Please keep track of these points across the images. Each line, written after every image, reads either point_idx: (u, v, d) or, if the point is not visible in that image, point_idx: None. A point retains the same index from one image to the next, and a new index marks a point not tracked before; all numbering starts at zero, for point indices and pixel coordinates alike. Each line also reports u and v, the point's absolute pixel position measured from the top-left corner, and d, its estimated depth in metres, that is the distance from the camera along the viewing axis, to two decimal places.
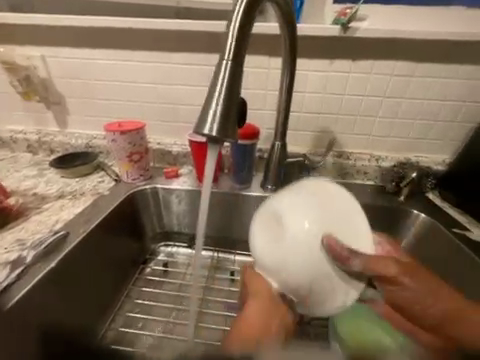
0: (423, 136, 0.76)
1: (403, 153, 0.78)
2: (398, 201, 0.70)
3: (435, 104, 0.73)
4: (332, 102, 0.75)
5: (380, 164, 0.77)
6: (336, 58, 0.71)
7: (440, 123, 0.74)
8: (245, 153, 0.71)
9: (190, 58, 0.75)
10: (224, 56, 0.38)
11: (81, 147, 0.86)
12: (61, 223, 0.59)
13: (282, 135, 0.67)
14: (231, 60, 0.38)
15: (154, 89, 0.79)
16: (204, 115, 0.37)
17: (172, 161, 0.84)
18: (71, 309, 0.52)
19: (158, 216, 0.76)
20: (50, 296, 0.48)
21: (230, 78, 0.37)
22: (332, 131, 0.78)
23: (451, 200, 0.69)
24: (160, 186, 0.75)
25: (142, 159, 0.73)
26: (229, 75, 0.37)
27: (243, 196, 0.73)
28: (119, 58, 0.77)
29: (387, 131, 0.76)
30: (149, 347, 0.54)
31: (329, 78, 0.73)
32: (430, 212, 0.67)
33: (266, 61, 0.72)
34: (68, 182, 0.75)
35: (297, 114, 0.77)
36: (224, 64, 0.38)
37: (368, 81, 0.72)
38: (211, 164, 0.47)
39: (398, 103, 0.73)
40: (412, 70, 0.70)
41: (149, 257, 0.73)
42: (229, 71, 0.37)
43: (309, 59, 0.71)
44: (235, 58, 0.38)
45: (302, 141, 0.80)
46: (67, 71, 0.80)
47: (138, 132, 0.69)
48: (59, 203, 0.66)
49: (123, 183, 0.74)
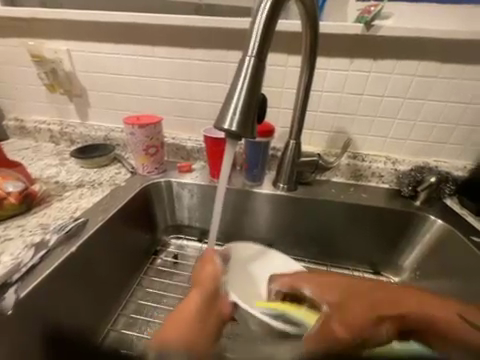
0: (444, 141, 0.73)
1: (422, 157, 0.76)
2: (414, 206, 0.68)
3: (459, 107, 0.70)
4: (350, 102, 0.73)
5: (396, 168, 0.75)
6: (356, 57, 0.69)
7: (465, 127, 0.71)
8: (259, 152, 0.71)
9: (208, 55, 0.76)
10: (246, 52, 0.38)
11: (100, 139, 0.89)
12: (81, 210, 0.62)
13: (297, 134, 0.66)
14: (254, 57, 0.38)
15: (171, 84, 0.81)
16: (223, 111, 0.38)
17: (186, 156, 0.85)
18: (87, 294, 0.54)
19: (171, 209, 0.78)
20: (69, 279, 0.51)
21: (252, 74, 0.38)
22: (348, 132, 0.76)
23: (471, 208, 0.66)
24: (173, 180, 0.77)
25: (158, 152, 0.75)
26: (250, 72, 0.38)
27: (254, 193, 0.74)
28: (140, 53, 0.79)
29: (405, 134, 0.74)
30: None
31: (348, 78, 0.71)
32: (447, 219, 0.65)
33: (284, 59, 0.71)
34: (87, 172, 0.78)
35: (313, 113, 0.76)
36: (246, 60, 0.38)
37: (388, 82, 0.70)
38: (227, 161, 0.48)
39: (419, 105, 0.71)
40: (437, 72, 0.67)
41: (160, 248, 0.75)
42: (250, 68, 0.38)
43: (327, 58, 0.70)
44: (258, 54, 0.38)
45: (317, 141, 0.79)
46: (90, 65, 0.83)
47: (155, 126, 0.71)
48: (78, 192, 0.69)
49: (139, 175, 0.77)
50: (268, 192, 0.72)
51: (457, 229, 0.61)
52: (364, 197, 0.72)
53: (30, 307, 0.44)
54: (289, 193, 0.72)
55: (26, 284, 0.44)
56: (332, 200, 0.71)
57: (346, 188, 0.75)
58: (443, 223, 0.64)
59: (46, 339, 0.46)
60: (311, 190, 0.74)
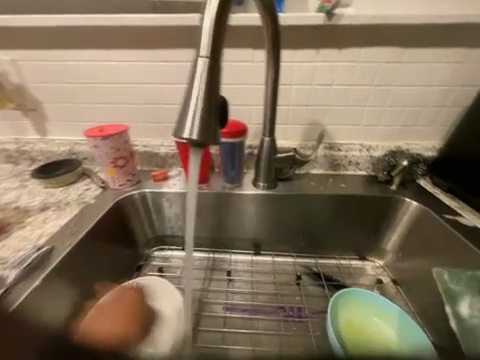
0: (413, 123, 0.75)
1: (394, 141, 0.78)
2: (391, 190, 0.70)
3: (423, 90, 0.72)
4: (320, 93, 0.73)
5: (371, 154, 0.76)
6: (321, 47, 0.69)
7: (431, 108, 0.74)
8: (234, 152, 0.69)
9: (171, 55, 0.72)
10: (200, 53, 0.36)
11: (64, 154, 0.82)
12: (46, 237, 0.57)
13: (270, 131, 0.65)
14: (207, 58, 0.35)
15: (135, 89, 0.76)
16: (181, 119, 0.36)
17: (160, 164, 0.81)
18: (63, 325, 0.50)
19: (149, 220, 0.74)
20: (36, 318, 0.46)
21: (208, 77, 0.35)
22: (322, 123, 0.76)
23: (442, 186, 0.69)
24: (148, 190, 0.73)
25: (128, 163, 0.71)
26: (205, 75, 0.35)
27: (234, 194, 0.72)
28: (96, 58, 0.73)
29: (376, 120, 0.75)
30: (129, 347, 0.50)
31: (315, 69, 0.71)
32: (422, 199, 0.67)
33: (250, 54, 0.69)
34: (52, 192, 0.72)
35: (285, 107, 0.75)
36: (200, 61, 0.36)
37: (355, 70, 0.70)
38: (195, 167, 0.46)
39: (386, 91, 0.72)
40: (400, 57, 0.69)
41: (143, 263, 0.70)
42: (206, 70, 0.35)
43: (293, 50, 0.69)
44: (211, 55, 0.36)
45: (292, 135, 0.78)
46: (41, 75, 0.76)
47: (120, 135, 0.67)
48: (43, 216, 0.63)
49: (111, 189, 0.72)
50: (249, 192, 0.71)
51: (431, 208, 0.64)
52: (343, 186, 0.73)
53: None
54: (270, 191, 0.71)
55: None
56: (313, 192, 0.71)
57: (325, 179, 0.76)
58: (419, 204, 0.66)
59: None
60: (291, 185, 0.73)
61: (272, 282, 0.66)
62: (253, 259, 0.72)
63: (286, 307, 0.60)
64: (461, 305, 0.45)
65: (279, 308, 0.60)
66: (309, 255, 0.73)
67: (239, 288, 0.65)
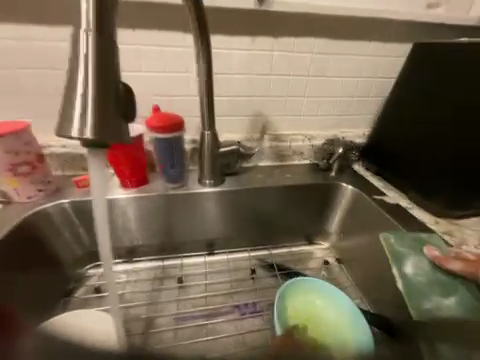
0: (346, 112, 0.81)
1: (331, 130, 0.82)
2: (331, 177, 0.74)
3: (351, 81, 0.77)
4: (260, 83, 0.71)
5: (312, 143, 0.79)
6: (257, 35, 0.66)
7: (359, 98, 0.80)
8: (172, 149, 0.62)
9: None
10: (82, 31, 0.30)
11: None
12: None
13: (209, 124, 0.60)
14: (94, 37, 0.30)
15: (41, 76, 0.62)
16: (67, 112, 0.30)
17: (86, 167, 0.68)
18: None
19: (76, 235, 0.61)
20: None
21: (96, 62, 0.30)
22: (264, 113, 0.75)
23: (372, 169, 0.76)
24: (68, 201, 0.60)
25: (38, 169, 0.57)
26: (93, 59, 0.30)
27: (177, 195, 0.65)
28: None
29: (314, 110, 0.78)
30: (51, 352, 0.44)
31: (253, 57, 0.68)
32: (356, 183, 0.72)
33: (181, 39, 0.62)
34: None
35: (226, 98, 0.71)
36: (85, 41, 0.30)
37: (291, 60, 0.71)
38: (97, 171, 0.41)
39: (321, 81, 0.75)
40: (330, 48, 0.72)
41: (74, 287, 0.58)
42: (93, 52, 0.30)
43: (229, 36, 0.65)
44: (99, 35, 0.30)
45: (236, 128, 0.75)
46: None
47: (19, 135, 0.52)
48: None
49: (16, 204, 0.57)
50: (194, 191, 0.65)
51: (364, 191, 0.70)
52: (289, 177, 0.74)
53: None
54: (217, 188, 0.67)
55: None
56: (260, 185, 0.70)
57: (272, 170, 0.76)
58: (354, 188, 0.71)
59: None
60: (239, 179, 0.70)
61: (227, 281, 0.63)
62: (207, 259, 0.68)
63: (241, 304, 0.58)
64: (406, 266, 0.48)
65: (234, 307, 0.58)
66: (263, 247, 0.72)
67: (191, 294, 0.60)
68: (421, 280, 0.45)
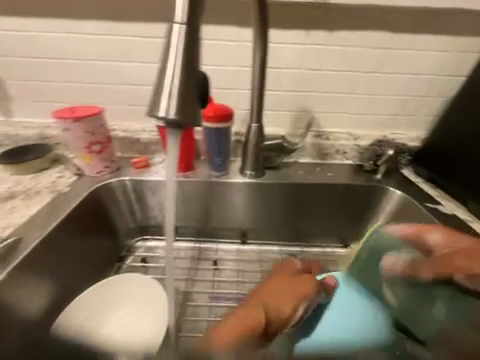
0: (400, 112, 0.75)
1: (381, 130, 0.77)
2: (376, 180, 0.71)
3: (411, 78, 0.71)
4: (309, 79, 0.70)
5: (358, 143, 0.76)
6: (311, 28, 0.65)
7: (417, 98, 0.73)
8: (219, 138, 0.65)
9: (151, 31, 0.66)
10: (176, 23, 0.33)
11: (32, 139, 0.75)
12: (11, 228, 0.52)
13: (257, 117, 0.62)
14: (185, 28, 0.33)
15: (113, 68, 0.70)
16: (157, 95, 0.34)
17: (141, 150, 0.76)
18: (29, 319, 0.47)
19: (130, 210, 0.69)
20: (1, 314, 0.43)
21: (184, 51, 0.33)
22: (310, 109, 0.74)
23: (423, 175, 0.70)
24: (128, 179, 0.68)
25: (105, 149, 0.65)
26: (182, 47, 0.33)
27: (219, 183, 0.69)
28: None
29: (365, 108, 0.74)
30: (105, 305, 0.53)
31: (305, 51, 0.68)
32: (405, 189, 0.68)
33: (236, 34, 0.65)
34: (19, 179, 0.65)
35: (274, 92, 0.72)
36: (176, 30, 0.33)
37: (345, 55, 0.68)
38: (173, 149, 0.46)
39: (376, 78, 0.71)
40: (390, 43, 0.67)
41: (125, 255, 0.67)
42: (182, 40, 0.33)
43: (283, 30, 0.66)
44: (189, 26, 0.33)
45: (280, 122, 0.76)
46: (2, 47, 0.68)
47: (95, 118, 0.61)
48: (9, 205, 0.57)
49: (87, 177, 0.67)
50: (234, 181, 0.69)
51: (414, 198, 0.65)
52: (331, 175, 0.72)
53: None
54: (257, 180, 0.69)
55: None
56: (300, 181, 0.70)
57: (313, 168, 0.75)
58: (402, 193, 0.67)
59: None
60: (279, 174, 0.71)
61: (259, 270, 0.66)
62: (240, 248, 0.70)
63: None
64: (388, 295, 0.47)
65: None
66: (296, 243, 0.72)
67: (224, 277, 0.64)
68: (403, 300, 0.45)
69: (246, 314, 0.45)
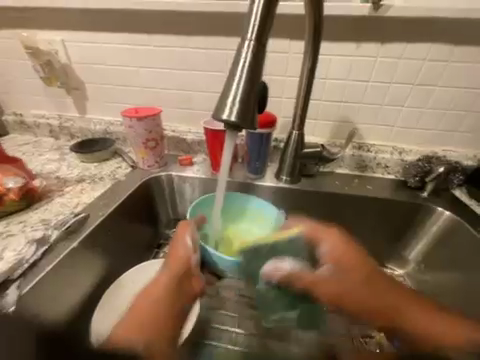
0: (455, 128, 0.70)
1: (430, 146, 0.73)
2: (421, 198, 0.67)
3: (470, 93, 0.66)
4: (355, 90, 0.70)
5: (403, 158, 0.73)
6: (362, 41, 0.66)
7: (477, 114, 0.68)
8: (260, 142, 0.69)
9: (207, 43, 0.73)
10: (245, 36, 0.37)
11: (99, 133, 0.88)
12: (82, 206, 0.62)
13: (300, 124, 0.64)
14: (253, 41, 0.36)
15: (170, 75, 0.78)
16: (222, 100, 0.38)
17: (186, 149, 0.83)
18: (80, 294, 0.54)
19: (172, 202, 0.76)
20: (67, 278, 0.51)
21: (251, 62, 0.37)
22: (353, 120, 0.73)
23: (478, 198, 0.64)
24: (174, 174, 0.76)
25: (158, 146, 0.74)
26: (250, 59, 0.37)
27: (255, 185, 0.72)
28: (137, 42, 0.76)
29: (413, 122, 0.71)
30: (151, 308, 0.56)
31: (353, 63, 0.68)
32: (455, 210, 0.63)
33: (286, 45, 0.68)
34: (87, 166, 0.77)
35: (316, 102, 0.73)
36: (246, 43, 0.37)
37: (397, 67, 0.67)
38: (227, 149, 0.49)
39: (429, 91, 0.68)
40: (449, 55, 0.64)
41: (163, 242, 0.74)
42: (251, 52, 0.37)
43: (332, 42, 0.67)
44: (257, 40, 0.37)
45: (320, 132, 0.76)
46: (86, 56, 0.81)
47: (153, 118, 0.70)
48: (79, 187, 0.68)
49: (140, 169, 0.76)
50: (269, 185, 0.71)
51: (465, 220, 0.60)
52: (369, 188, 0.71)
53: (26, 306, 0.44)
54: (293, 186, 0.71)
55: (27, 281, 0.45)
56: (336, 191, 0.70)
57: (351, 179, 0.74)
58: (452, 215, 0.62)
59: (38, 341, 0.46)
60: (314, 182, 0.72)
61: None
62: None
63: None
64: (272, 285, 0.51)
65: None
66: None
67: None
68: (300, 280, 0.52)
69: (147, 310, 0.46)
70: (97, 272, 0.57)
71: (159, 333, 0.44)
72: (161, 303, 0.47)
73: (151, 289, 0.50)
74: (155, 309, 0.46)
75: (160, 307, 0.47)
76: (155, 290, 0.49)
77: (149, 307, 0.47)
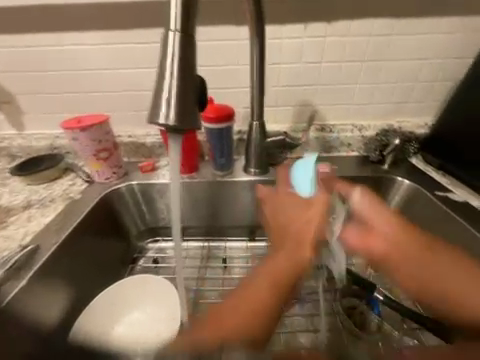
0: (406, 99, 0.73)
1: (386, 119, 0.76)
2: (383, 170, 0.69)
3: (415, 64, 0.69)
4: (309, 72, 0.70)
5: (363, 134, 0.75)
6: (309, 21, 0.65)
7: (423, 84, 0.71)
8: (222, 138, 0.66)
9: (148, 36, 0.67)
10: (169, 27, 0.34)
11: (44, 149, 0.78)
12: (30, 236, 0.55)
13: (259, 114, 0.62)
14: (179, 33, 0.33)
15: (114, 76, 0.71)
16: (156, 102, 0.35)
17: (147, 154, 0.78)
18: (45, 334, 0.48)
19: (140, 213, 0.71)
20: (23, 321, 0.45)
21: (181, 57, 0.34)
22: (312, 103, 0.73)
23: (433, 163, 0.69)
24: (135, 182, 0.70)
25: (112, 155, 0.67)
26: (178, 53, 0.34)
27: (225, 182, 0.70)
28: (69, 43, 0.68)
29: (368, 98, 0.73)
30: (132, 325, 0.55)
31: (304, 45, 0.67)
32: (414, 178, 0.66)
33: (233, 32, 0.65)
34: (35, 189, 0.69)
35: (273, 88, 0.72)
36: (171, 36, 0.34)
37: (346, 45, 0.67)
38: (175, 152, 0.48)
39: (378, 66, 0.69)
40: (391, 29, 0.65)
41: (138, 256, 0.69)
42: (178, 45, 0.34)
43: (279, 25, 0.65)
44: (183, 31, 0.34)
45: (282, 118, 0.75)
46: (10, 64, 0.70)
47: (100, 126, 0.63)
48: (26, 214, 0.61)
49: (97, 183, 0.69)
50: (238, 180, 0.69)
51: (423, 186, 0.63)
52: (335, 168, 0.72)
53: None
54: (262, 177, 0.69)
55: None
56: None
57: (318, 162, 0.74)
58: (412, 183, 0.65)
59: None
60: None
61: None
62: (248, 245, 0.71)
63: None
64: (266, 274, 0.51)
65: None
66: None
67: (235, 274, 0.64)
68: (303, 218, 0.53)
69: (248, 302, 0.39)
70: (62, 304, 0.52)
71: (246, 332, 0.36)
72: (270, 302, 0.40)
73: (264, 268, 0.43)
74: (257, 301, 0.39)
75: (277, 286, 0.41)
76: (268, 279, 0.41)
77: (246, 296, 0.40)
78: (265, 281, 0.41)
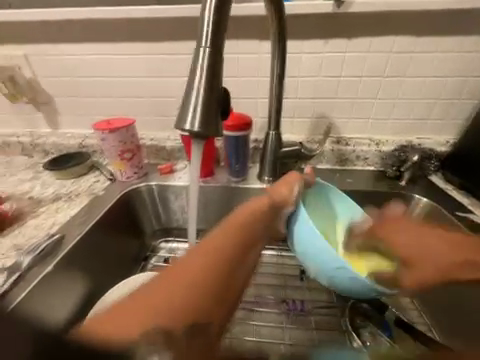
0: (427, 117, 0.72)
1: (405, 136, 0.75)
2: (400, 187, 0.68)
3: (437, 81, 0.68)
4: (328, 86, 0.71)
5: (380, 149, 0.74)
6: (330, 37, 0.67)
7: (445, 101, 0.70)
8: (239, 145, 0.68)
9: (176, 48, 0.72)
10: (199, 44, 0.37)
11: (74, 147, 0.85)
12: (57, 226, 0.59)
13: (275, 124, 0.64)
14: (208, 49, 0.37)
15: (142, 83, 0.76)
16: (183, 110, 0.38)
17: (167, 157, 0.82)
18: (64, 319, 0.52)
19: (156, 212, 0.74)
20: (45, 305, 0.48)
21: (208, 70, 0.37)
22: (329, 116, 0.74)
23: (454, 182, 0.67)
24: (154, 183, 0.74)
25: (135, 156, 0.72)
26: (206, 67, 0.37)
27: (239, 188, 0.72)
28: (105, 52, 0.74)
29: (387, 113, 0.73)
30: None
31: (323, 60, 0.69)
32: (432, 196, 0.64)
33: (256, 46, 0.68)
34: (64, 183, 0.74)
35: (291, 100, 0.74)
36: (201, 52, 0.37)
37: (366, 61, 0.68)
38: (196, 157, 0.50)
39: (399, 82, 0.69)
40: (413, 46, 0.66)
41: (150, 254, 0.72)
42: (206, 60, 0.37)
43: (301, 41, 0.67)
44: (211, 47, 0.37)
45: (298, 129, 0.77)
46: (52, 69, 0.78)
47: (127, 129, 0.68)
48: (54, 206, 0.66)
49: (119, 182, 0.74)
50: (252, 186, 0.71)
51: (442, 206, 0.62)
52: (350, 182, 0.71)
53: None
54: None
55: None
56: None
57: (332, 174, 0.74)
58: (430, 201, 0.64)
59: None
60: None
61: (276, 273, 0.65)
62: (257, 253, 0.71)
63: (288, 300, 0.60)
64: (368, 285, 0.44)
65: (281, 301, 0.60)
66: None
67: None
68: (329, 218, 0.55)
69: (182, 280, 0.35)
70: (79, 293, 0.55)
71: (184, 315, 0.33)
72: (208, 278, 0.37)
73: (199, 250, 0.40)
74: (187, 277, 0.36)
75: (194, 276, 0.36)
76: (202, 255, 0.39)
77: (162, 286, 0.34)
78: (194, 262, 0.38)
